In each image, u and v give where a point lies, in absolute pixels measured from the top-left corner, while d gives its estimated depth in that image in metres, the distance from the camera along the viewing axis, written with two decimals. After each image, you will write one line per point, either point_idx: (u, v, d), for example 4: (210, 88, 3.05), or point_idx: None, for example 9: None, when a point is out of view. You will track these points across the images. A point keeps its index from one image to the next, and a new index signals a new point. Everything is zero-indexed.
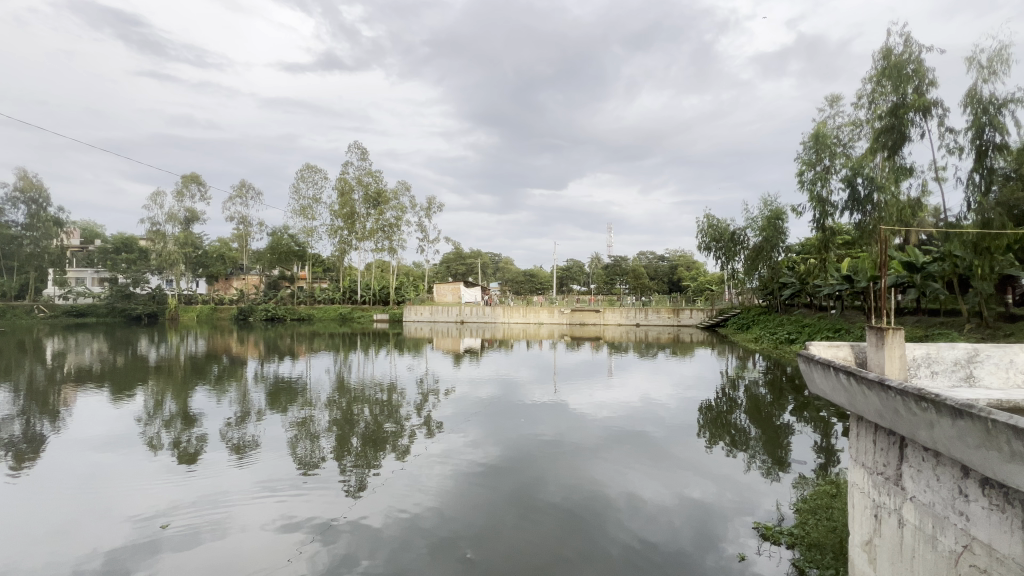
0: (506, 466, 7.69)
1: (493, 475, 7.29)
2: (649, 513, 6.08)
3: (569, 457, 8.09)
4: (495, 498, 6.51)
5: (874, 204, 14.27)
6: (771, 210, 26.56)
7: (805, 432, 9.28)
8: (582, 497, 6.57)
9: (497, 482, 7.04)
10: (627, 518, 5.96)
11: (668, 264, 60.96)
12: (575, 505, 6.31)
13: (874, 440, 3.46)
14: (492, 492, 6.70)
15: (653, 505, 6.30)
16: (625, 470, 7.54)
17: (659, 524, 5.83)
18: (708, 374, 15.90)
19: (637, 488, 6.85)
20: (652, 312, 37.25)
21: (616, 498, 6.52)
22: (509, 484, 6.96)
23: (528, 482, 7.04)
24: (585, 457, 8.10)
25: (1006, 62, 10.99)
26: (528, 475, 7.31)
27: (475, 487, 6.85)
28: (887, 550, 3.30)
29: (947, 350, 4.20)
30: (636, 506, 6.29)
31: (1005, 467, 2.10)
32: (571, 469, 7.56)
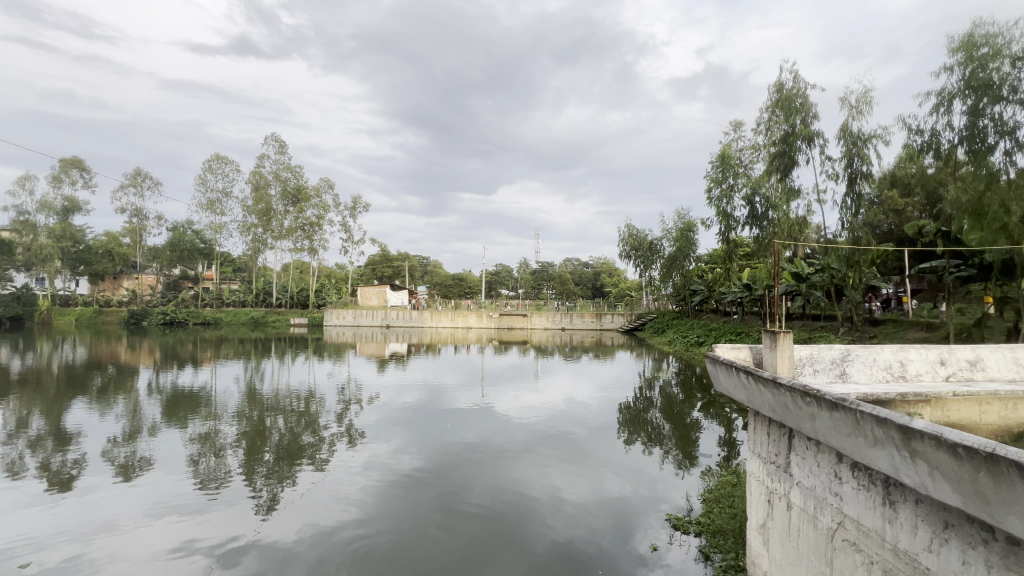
0: (432, 474, 7.55)
1: (418, 484, 7.11)
2: (571, 511, 6.27)
3: (497, 461, 8.13)
4: (419, 506, 6.37)
5: (769, 220, 15.93)
6: (683, 223, 28.70)
7: (711, 428, 10.10)
8: (507, 500, 6.62)
9: (422, 490, 6.89)
10: (550, 517, 6.11)
11: (592, 270, 63.63)
12: (500, 509, 6.34)
13: (767, 432, 3.84)
14: (416, 501, 6.54)
15: (575, 504, 6.51)
16: (549, 471, 7.71)
17: (580, 521, 6.03)
18: (627, 375, 16.81)
19: (561, 487, 7.04)
20: (577, 316, 38.66)
21: (541, 499, 6.65)
22: (434, 492, 6.83)
23: (454, 488, 6.96)
24: (511, 460, 8.17)
25: (869, 103, 12.80)
26: (454, 482, 7.22)
27: (398, 497, 6.64)
28: (778, 532, 3.66)
29: (826, 350, 4.78)
30: (559, 505, 6.46)
31: (870, 450, 2.44)
32: (497, 473, 7.58)
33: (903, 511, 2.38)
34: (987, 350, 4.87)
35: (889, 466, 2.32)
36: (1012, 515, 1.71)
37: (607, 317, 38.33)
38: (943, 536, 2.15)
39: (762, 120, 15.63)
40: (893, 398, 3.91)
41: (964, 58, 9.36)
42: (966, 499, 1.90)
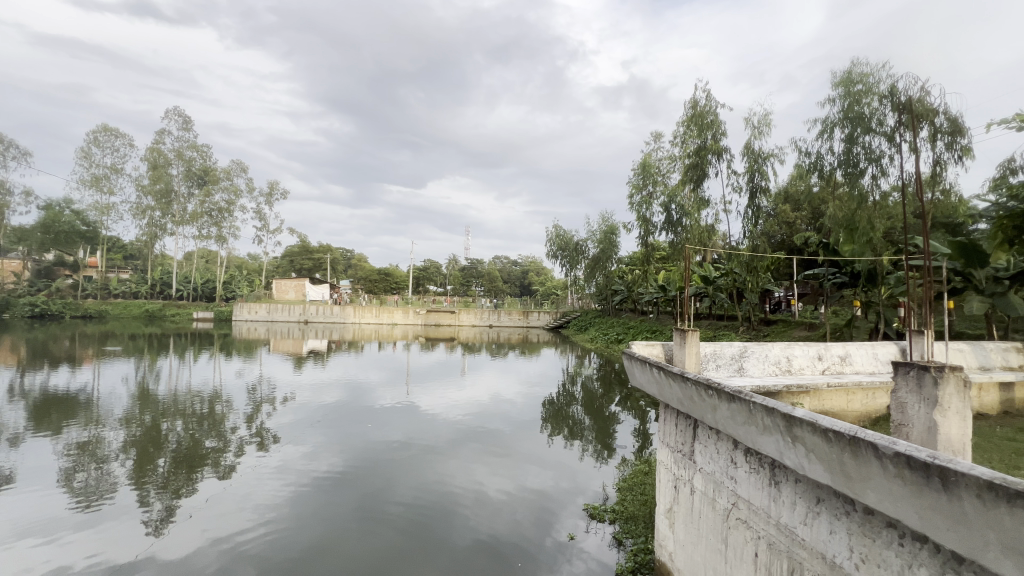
0: (351, 475, 7.24)
1: (335, 487, 6.79)
2: (494, 507, 6.32)
3: (420, 459, 7.99)
4: (337, 510, 6.08)
5: (682, 227, 17.17)
6: (607, 226, 30.04)
7: (627, 420, 10.70)
8: (431, 498, 6.53)
9: (340, 493, 6.59)
10: (473, 513, 6.11)
11: (520, 268, 64.71)
12: (424, 508, 6.22)
13: (676, 423, 4.14)
14: (334, 504, 6.24)
15: (498, 498, 6.58)
16: (473, 467, 7.72)
17: (503, 516, 6.10)
18: (551, 371, 17.32)
19: (485, 483, 7.08)
20: (504, 314, 39.15)
21: (464, 495, 6.64)
22: (352, 494, 6.56)
23: (375, 489, 6.73)
24: (435, 458, 8.06)
25: (768, 125, 14.21)
26: (375, 482, 6.98)
27: (315, 500, 6.31)
28: (683, 515, 3.96)
29: (727, 347, 5.24)
30: (482, 501, 6.48)
31: (759, 437, 2.72)
32: (421, 471, 7.44)
33: (785, 489, 2.68)
34: (854, 346, 5.64)
35: (775, 451, 2.59)
36: (868, 488, 1.98)
37: (534, 315, 39.19)
38: (815, 509, 2.46)
39: (678, 133, 16.78)
40: (781, 389, 4.40)
41: (844, 92, 10.73)
42: (834, 477, 2.17)
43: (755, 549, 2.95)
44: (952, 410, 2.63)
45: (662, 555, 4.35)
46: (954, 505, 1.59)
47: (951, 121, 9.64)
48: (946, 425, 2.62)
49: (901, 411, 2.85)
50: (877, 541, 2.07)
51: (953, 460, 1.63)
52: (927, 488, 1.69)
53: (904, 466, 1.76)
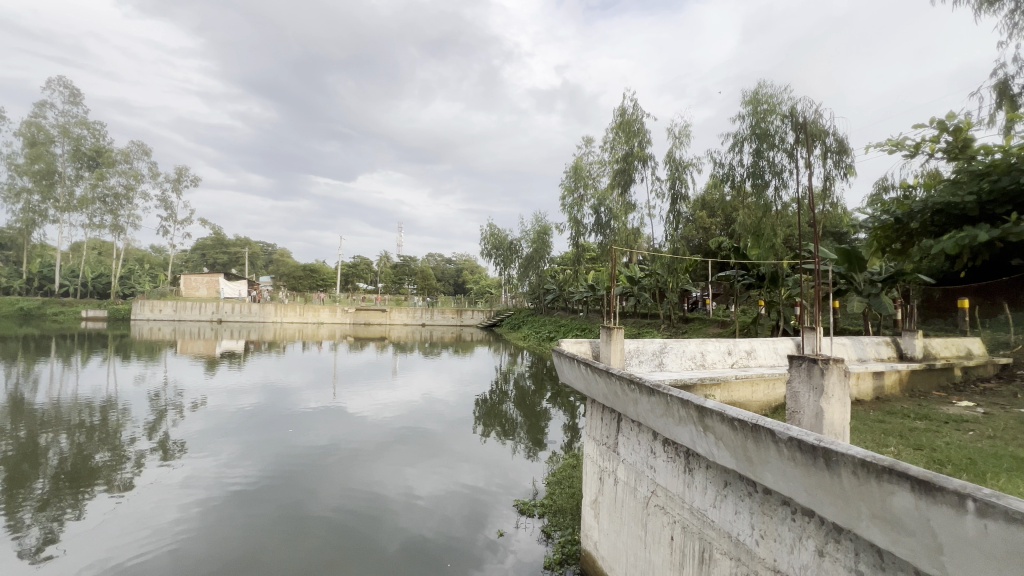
0: (271, 484, 6.79)
1: (252, 498, 6.33)
2: (425, 508, 6.23)
3: (347, 463, 7.66)
4: (254, 521, 5.69)
5: (610, 229, 17.95)
6: (540, 226, 30.56)
7: (558, 416, 10.98)
8: (358, 504, 6.27)
9: (258, 504, 6.16)
10: (403, 516, 5.98)
11: (454, 266, 64.14)
12: (351, 514, 5.99)
13: (602, 418, 4.31)
14: (251, 516, 5.82)
15: (429, 500, 6.47)
16: (404, 469, 7.55)
17: (434, 516, 6.03)
18: (484, 369, 17.37)
19: (416, 484, 6.95)
20: (437, 312, 38.66)
21: (394, 499, 6.46)
22: (271, 505, 6.12)
23: (296, 498, 6.34)
24: (364, 461, 7.78)
25: (688, 136, 15.24)
26: (297, 491, 6.58)
27: (229, 514, 5.85)
28: (607, 505, 4.13)
29: (649, 344, 5.53)
30: (413, 503, 6.36)
31: (675, 427, 2.90)
32: (348, 476, 7.15)
33: (697, 475, 2.89)
34: (758, 342, 6.21)
35: (689, 440, 2.78)
36: (767, 470, 2.18)
37: (468, 314, 39.12)
38: (723, 492, 2.67)
39: (608, 138, 17.45)
40: (695, 382, 4.73)
41: (751, 110, 11.73)
42: (739, 461, 2.37)
43: (671, 533, 3.15)
44: (835, 397, 2.96)
45: (588, 545, 4.51)
46: (834, 481, 1.80)
47: (838, 142, 10.90)
48: (829, 410, 2.95)
49: (795, 399, 3.17)
50: (774, 517, 2.29)
51: (835, 441, 1.83)
52: (815, 467, 1.88)
53: (796, 448, 1.95)
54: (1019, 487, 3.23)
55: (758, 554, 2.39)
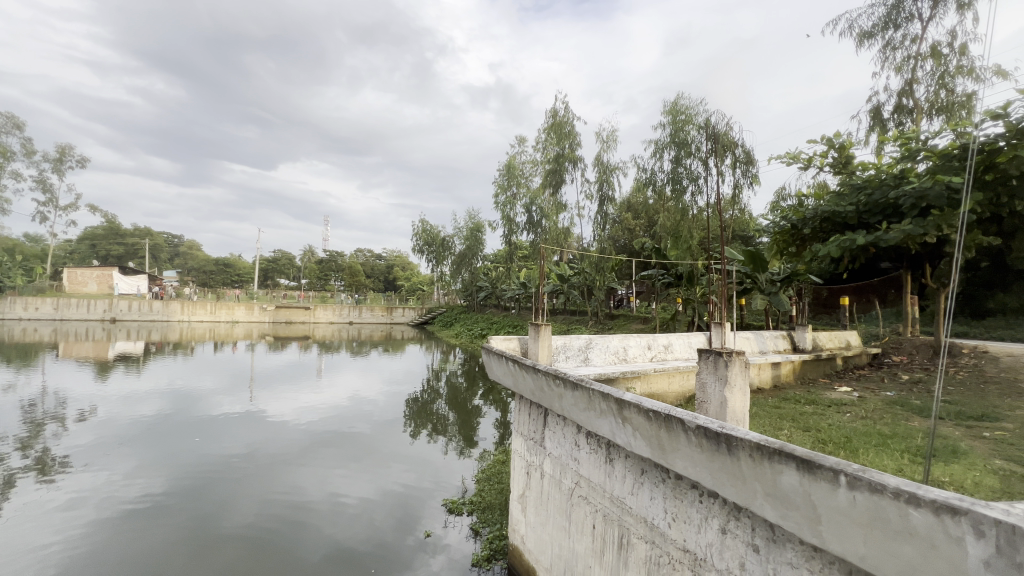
0: (176, 497, 6.17)
1: (154, 514, 5.71)
2: (352, 513, 5.97)
3: (265, 471, 7.16)
4: (157, 539, 5.15)
5: (542, 227, 18.31)
6: (473, 224, 30.22)
7: (490, 413, 11.01)
8: (278, 512, 5.88)
9: (161, 520, 5.56)
10: (328, 523, 5.69)
11: (384, 262, 62.02)
12: (270, 524, 5.60)
13: (529, 413, 4.38)
14: (152, 534, 5.25)
15: (356, 504, 6.22)
16: (329, 473, 7.19)
17: (361, 521, 5.79)
18: (416, 368, 16.99)
19: (342, 489, 6.65)
20: (366, 311, 37.31)
21: (318, 505, 6.13)
22: (177, 520, 5.57)
23: (207, 511, 5.82)
24: (284, 468, 7.31)
25: (614, 141, 15.92)
26: (207, 503, 6.03)
27: (126, 533, 5.23)
28: (533, 499, 4.21)
29: (575, 339, 5.71)
30: (339, 508, 6.08)
31: (597, 420, 3.02)
32: (267, 484, 6.69)
33: (617, 464, 3.02)
34: (675, 337, 6.63)
35: (609, 431, 2.89)
36: (678, 457, 2.32)
37: (399, 311, 38.33)
38: (640, 480, 2.81)
39: (540, 139, 17.79)
40: (618, 375, 4.95)
41: (671, 120, 12.50)
42: (653, 450, 2.50)
43: (593, 522, 3.28)
44: (737, 387, 3.23)
45: (514, 539, 4.56)
46: (734, 464, 1.95)
47: (745, 154, 11.94)
48: (732, 399, 3.21)
49: (703, 390, 3.41)
50: (684, 500, 2.45)
51: (736, 427, 1.98)
52: (718, 452, 2.03)
53: (703, 435, 2.09)
54: (884, 459, 3.72)
55: (671, 536, 2.55)
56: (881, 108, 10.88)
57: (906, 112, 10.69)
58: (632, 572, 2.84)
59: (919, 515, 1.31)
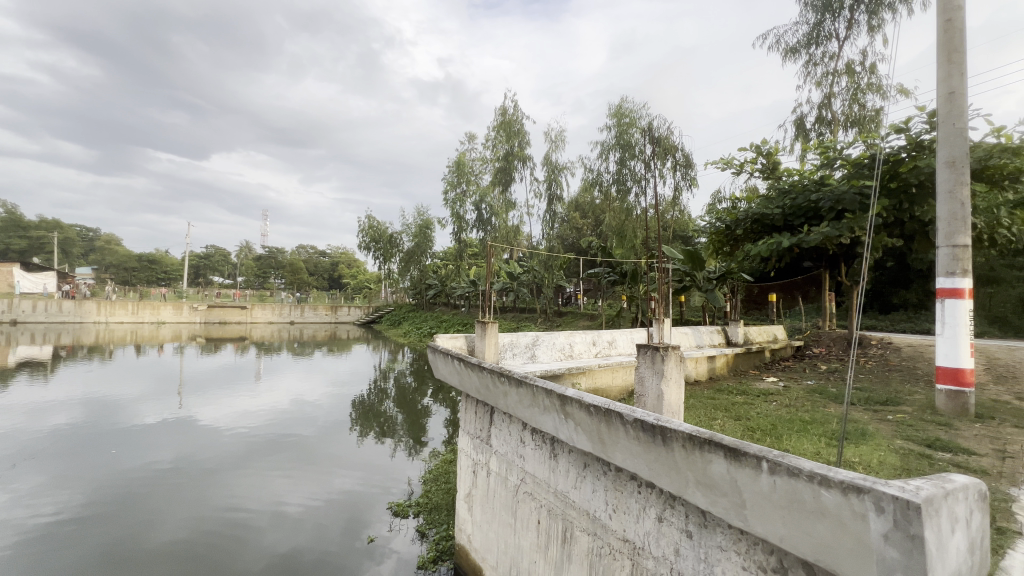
0: (94, 514, 5.62)
1: (68, 534, 5.17)
2: (295, 520, 5.70)
3: (196, 481, 6.68)
4: (71, 561, 4.66)
5: (491, 225, 18.29)
6: (422, 220, 29.58)
7: (439, 412, 10.86)
8: (213, 524, 5.51)
9: (76, 540, 5.05)
10: (268, 532, 5.40)
11: (329, 259, 59.65)
12: (203, 537, 5.24)
13: (475, 411, 4.35)
14: (66, 556, 4.76)
15: (299, 511, 5.95)
16: (268, 480, 6.81)
17: (304, 528, 5.54)
18: (362, 368, 16.47)
19: (283, 496, 6.33)
20: (308, 310, 35.80)
21: (257, 514, 5.81)
22: (94, 539, 5.08)
23: (129, 528, 5.34)
24: (218, 477, 6.85)
25: (562, 141, 16.18)
26: (130, 519, 5.54)
27: (32, 558, 4.70)
28: (480, 497, 4.19)
29: (522, 337, 5.74)
30: (280, 516, 5.78)
31: (540, 416, 3.04)
32: (199, 495, 6.24)
33: (561, 459, 3.06)
34: (618, 333, 6.83)
35: (552, 427, 2.93)
36: (617, 449, 2.37)
37: (344, 310, 37.28)
38: (582, 474, 2.86)
39: (490, 137, 17.75)
40: (563, 371, 5.02)
41: (616, 122, 12.87)
42: (594, 444, 2.55)
43: (537, 517, 3.30)
44: (673, 380, 3.36)
45: (461, 539, 4.53)
46: (668, 454, 2.02)
47: (685, 157, 12.50)
48: (668, 392, 3.34)
49: (642, 383, 3.52)
50: (624, 491, 2.52)
51: (669, 419, 2.05)
52: (654, 444, 2.10)
53: (640, 427, 2.15)
54: (804, 444, 4.02)
55: (611, 527, 2.61)
56: (804, 119, 11.75)
57: (826, 123, 11.61)
58: (576, 564, 2.89)
59: (831, 495, 1.41)
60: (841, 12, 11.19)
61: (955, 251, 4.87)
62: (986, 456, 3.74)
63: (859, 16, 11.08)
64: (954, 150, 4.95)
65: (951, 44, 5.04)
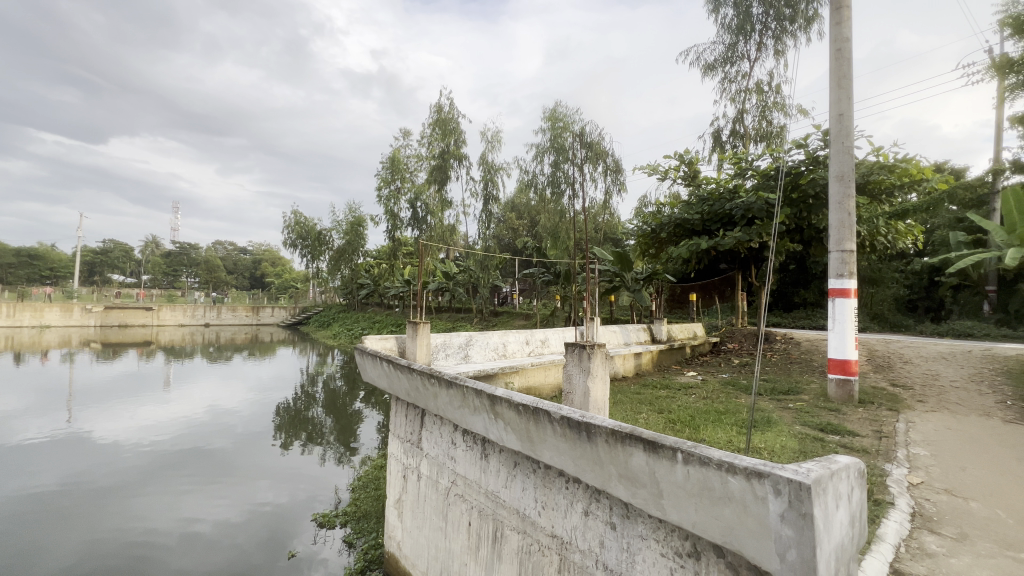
0: None
1: None
2: (209, 539, 5.25)
3: (91, 503, 5.97)
4: None
5: (427, 224, 17.94)
6: (353, 217, 28.34)
7: (371, 416, 10.49)
8: (111, 550, 4.94)
9: None
10: (176, 555, 4.92)
11: (250, 257, 55.60)
12: (98, 566, 4.67)
13: (405, 414, 4.23)
14: None
15: (214, 529, 5.48)
16: (177, 498, 6.21)
17: (219, 547, 5.11)
18: (288, 373, 15.50)
19: (195, 514, 5.80)
20: (225, 310, 33.20)
21: (167, 534, 5.31)
22: None
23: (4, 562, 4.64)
24: (117, 498, 6.14)
25: (498, 142, 16.24)
26: (6, 552, 4.82)
27: None
28: (410, 502, 4.08)
29: (455, 337, 5.67)
30: (191, 536, 5.29)
31: (471, 417, 3.01)
32: (93, 519, 5.56)
33: (492, 459, 3.05)
34: (551, 332, 6.96)
35: (482, 427, 2.92)
36: (545, 447, 2.40)
37: (266, 311, 34.98)
38: (512, 472, 2.87)
39: (425, 134, 17.39)
40: (496, 371, 5.02)
41: (551, 126, 13.14)
42: (522, 442, 2.58)
43: (468, 519, 3.27)
44: (598, 377, 3.48)
45: (391, 547, 4.37)
46: (593, 450, 2.08)
47: (615, 163, 13.04)
48: (593, 388, 3.44)
49: (569, 381, 3.60)
50: (552, 488, 2.56)
51: (594, 415, 2.11)
52: (579, 440, 2.14)
53: (566, 425, 2.19)
54: (719, 433, 4.32)
55: (540, 524, 2.65)
56: (720, 132, 12.68)
57: (739, 137, 12.60)
58: (506, 563, 2.89)
59: (736, 481, 1.51)
60: (751, 36, 12.17)
61: (843, 255, 5.47)
62: (867, 437, 4.25)
63: (766, 40, 12.12)
64: (842, 166, 5.56)
65: (840, 70, 5.66)
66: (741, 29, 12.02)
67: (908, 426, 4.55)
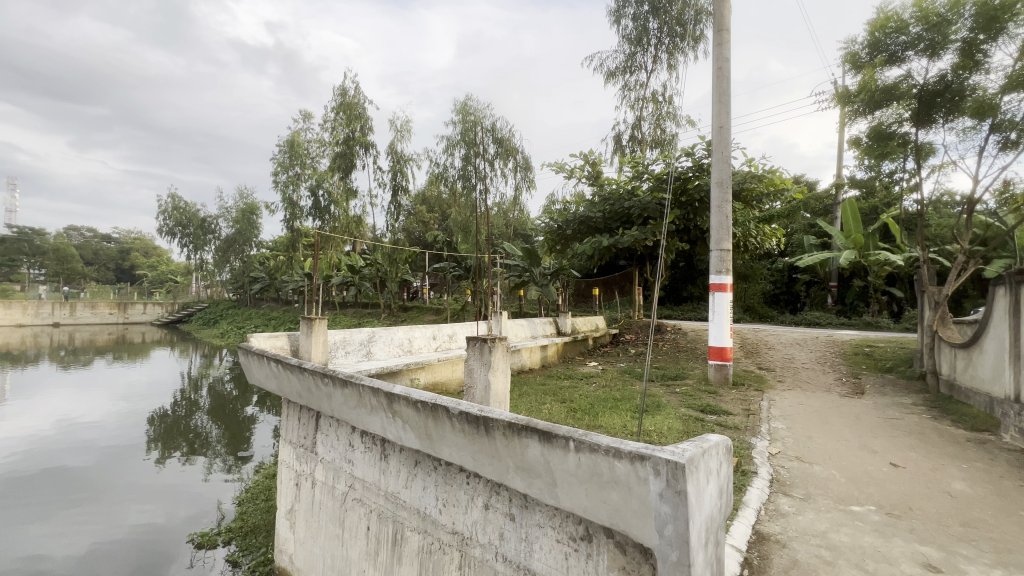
0: None
1: None
2: None
3: None
4: None
5: (330, 215, 16.87)
6: (244, 204, 25.66)
7: (264, 420, 9.63)
8: None
9: None
10: None
11: (115, 245, 48.12)
12: None
13: (298, 417, 3.92)
14: None
15: (61, 563, 4.67)
16: (11, 531, 5.20)
17: None
18: (164, 377, 13.69)
19: (37, 548, 4.90)
20: (82, 307, 28.39)
21: None
22: None
23: None
24: None
25: (407, 131, 15.72)
26: None
27: None
28: (303, 512, 3.79)
29: (356, 333, 5.38)
30: None
31: (367, 417, 2.86)
32: None
33: (391, 459, 2.93)
34: (459, 327, 6.90)
35: (380, 427, 2.78)
36: (444, 444, 2.35)
37: (136, 308, 30.56)
38: (413, 471, 2.78)
39: (328, 118, 16.29)
40: (401, 368, 4.86)
41: (461, 119, 13.01)
42: (421, 440, 2.50)
43: (367, 523, 3.11)
44: (499, 370, 3.49)
45: (282, 561, 4.03)
46: (490, 444, 2.07)
47: (524, 160, 13.29)
48: (494, 381, 3.45)
49: (471, 376, 3.57)
50: (453, 484, 2.52)
51: (492, 409, 2.10)
52: (478, 434, 2.12)
53: (465, 420, 2.16)
54: (615, 418, 4.60)
55: (440, 522, 2.59)
56: (621, 137, 13.47)
57: (637, 142, 13.48)
58: (406, 566, 2.80)
59: (622, 466, 1.58)
60: (648, 48, 13.06)
61: (721, 254, 6.10)
62: (738, 415, 4.79)
63: (661, 54, 13.08)
64: (721, 174, 6.16)
65: (721, 87, 6.27)
66: (639, 41, 12.87)
67: (770, 404, 5.22)
